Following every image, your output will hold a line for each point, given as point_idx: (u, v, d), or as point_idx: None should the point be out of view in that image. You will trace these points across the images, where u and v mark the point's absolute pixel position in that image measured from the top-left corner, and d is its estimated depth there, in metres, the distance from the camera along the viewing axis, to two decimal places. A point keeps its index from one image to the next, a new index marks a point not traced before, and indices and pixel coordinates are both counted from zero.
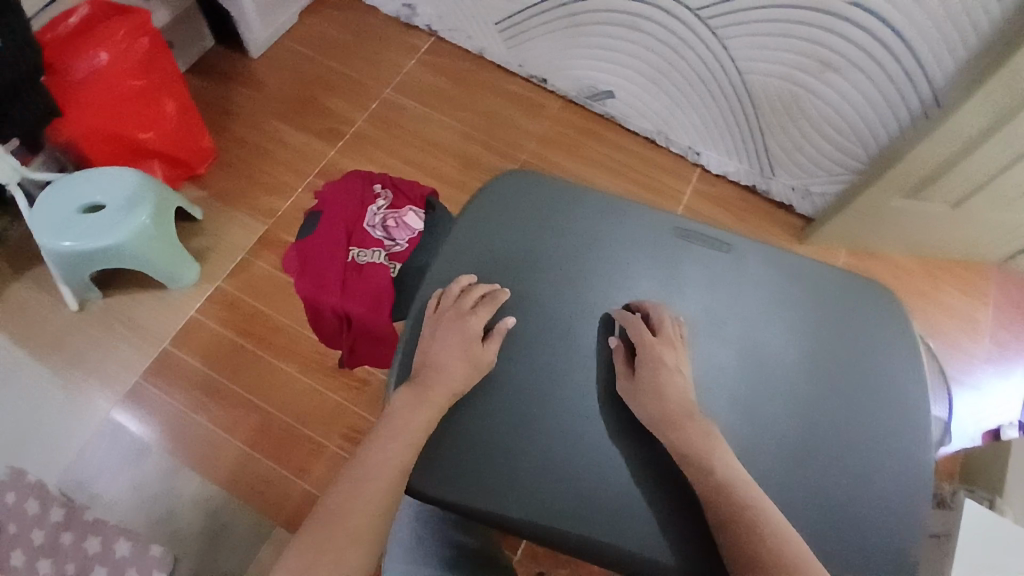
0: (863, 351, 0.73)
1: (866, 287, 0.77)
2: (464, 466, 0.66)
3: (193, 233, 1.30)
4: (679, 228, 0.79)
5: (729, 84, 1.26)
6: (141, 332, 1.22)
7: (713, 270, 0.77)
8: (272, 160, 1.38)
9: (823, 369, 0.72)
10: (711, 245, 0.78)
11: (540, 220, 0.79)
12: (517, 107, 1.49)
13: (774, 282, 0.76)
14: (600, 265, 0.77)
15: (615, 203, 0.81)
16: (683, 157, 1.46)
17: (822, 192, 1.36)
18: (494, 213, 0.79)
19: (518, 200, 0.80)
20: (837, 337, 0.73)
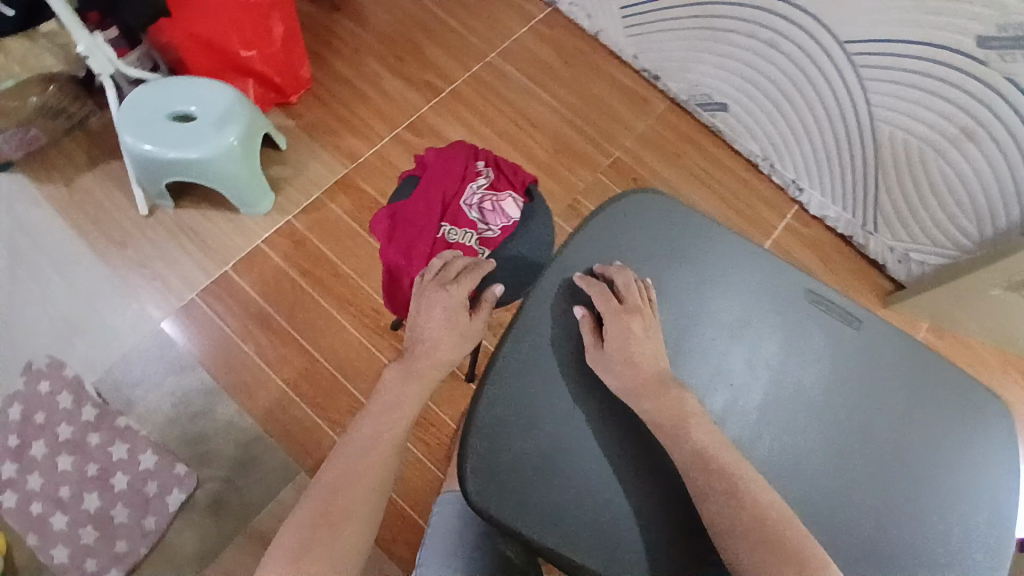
0: (961, 465, 0.67)
1: (980, 397, 0.71)
2: (519, 483, 0.61)
3: (274, 161, 1.28)
4: (811, 292, 0.72)
5: (853, 127, 1.18)
6: (204, 250, 1.21)
7: (836, 345, 0.70)
8: (365, 103, 1.35)
9: (919, 479, 0.66)
10: (845, 320, 0.71)
11: (669, 249, 0.72)
12: (621, 99, 1.43)
13: (894, 373, 0.70)
14: (720, 312, 0.70)
15: (744, 246, 0.74)
16: (783, 189, 1.39)
17: (921, 260, 1.28)
18: (615, 229, 0.72)
19: (652, 222, 0.73)
20: (939, 446, 0.68)
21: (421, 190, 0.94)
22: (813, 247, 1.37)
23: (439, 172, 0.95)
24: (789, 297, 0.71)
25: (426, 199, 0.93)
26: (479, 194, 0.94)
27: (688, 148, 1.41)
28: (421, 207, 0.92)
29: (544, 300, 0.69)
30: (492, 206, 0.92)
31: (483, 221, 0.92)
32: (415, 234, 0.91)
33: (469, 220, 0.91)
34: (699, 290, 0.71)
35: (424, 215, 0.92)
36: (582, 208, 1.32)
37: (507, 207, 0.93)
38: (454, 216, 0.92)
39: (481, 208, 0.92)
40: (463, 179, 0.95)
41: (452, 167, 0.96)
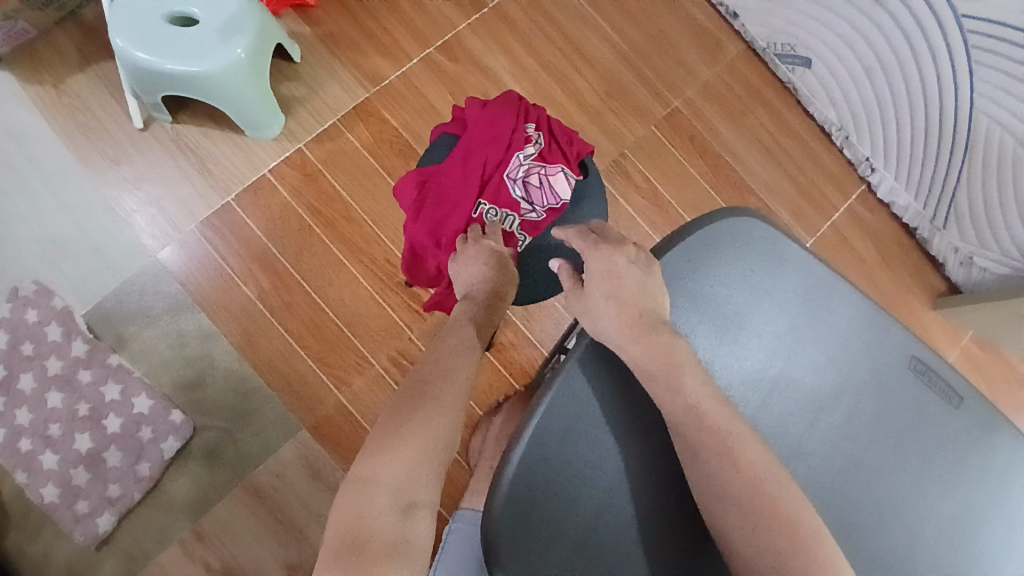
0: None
1: None
2: (545, 514, 0.54)
3: (285, 76, 1.10)
4: (919, 362, 0.62)
5: (947, 115, 1.02)
6: (204, 174, 1.08)
7: (930, 419, 0.62)
8: (395, 13, 1.15)
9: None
10: (945, 396, 0.62)
11: (770, 281, 0.62)
12: (689, 38, 1.24)
13: (981, 459, 0.62)
14: (810, 359, 0.62)
15: (848, 293, 0.63)
16: (852, 165, 1.24)
17: (985, 267, 1.17)
18: (708, 262, 0.61)
19: (759, 248, 0.62)
20: (1007, 544, 0.61)
21: (458, 154, 0.82)
22: (874, 236, 1.23)
23: (481, 134, 0.82)
24: (892, 366, 0.62)
25: (464, 170, 0.82)
26: (525, 165, 0.82)
27: (756, 105, 1.24)
28: (458, 176, 0.81)
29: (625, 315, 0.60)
30: (539, 183, 0.82)
31: (527, 199, 0.82)
32: (449, 209, 0.81)
33: (510, 197, 0.82)
34: (790, 349, 0.62)
35: (461, 187, 0.81)
36: (628, 165, 1.17)
37: (557, 186, 0.82)
38: (493, 191, 0.82)
39: (526, 183, 0.82)
40: (508, 147, 0.83)
41: (495, 126, 0.83)
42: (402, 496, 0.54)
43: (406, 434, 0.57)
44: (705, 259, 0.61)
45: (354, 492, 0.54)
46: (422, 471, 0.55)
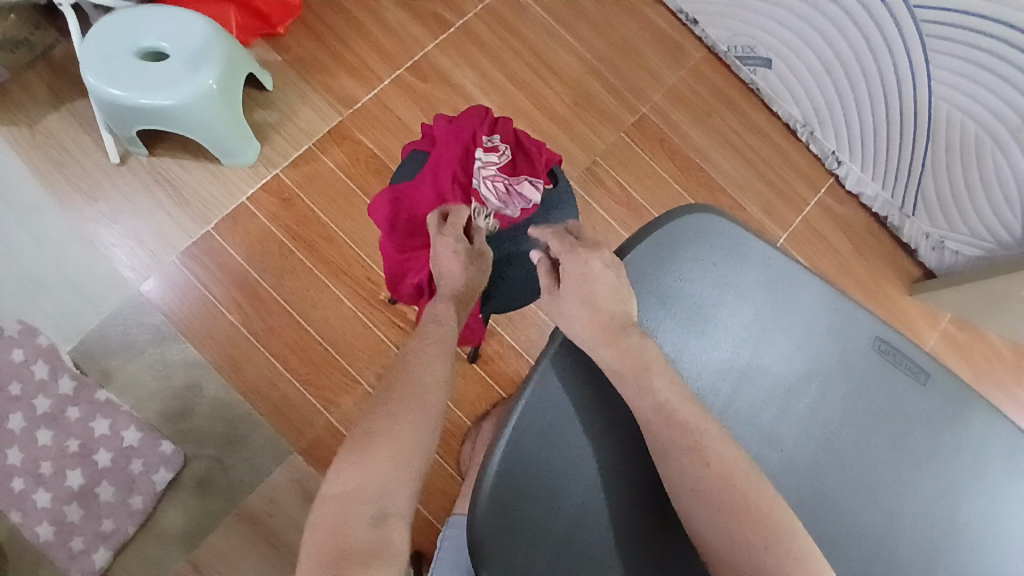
0: (1002, 542, 0.62)
1: None
2: (525, 515, 0.55)
3: (258, 104, 1.12)
4: (887, 343, 0.64)
5: (907, 104, 1.05)
6: (183, 204, 1.09)
7: (896, 397, 0.63)
8: (362, 36, 1.17)
9: (948, 558, 0.60)
10: (910, 372, 0.63)
11: (730, 274, 0.63)
12: (653, 45, 1.27)
13: (950, 431, 0.63)
14: (777, 347, 0.63)
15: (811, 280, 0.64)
16: (819, 158, 1.27)
17: (956, 250, 1.18)
18: (675, 258, 0.63)
19: (716, 242, 0.63)
20: (984, 514, 0.62)
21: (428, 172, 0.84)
22: (847, 226, 1.26)
23: (448, 146, 0.85)
24: (857, 348, 0.64)
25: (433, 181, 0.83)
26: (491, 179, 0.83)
27: (722, 106, 1.27)
28: (430, 194, 0.83)
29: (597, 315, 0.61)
30: (507, 190, 0.83)
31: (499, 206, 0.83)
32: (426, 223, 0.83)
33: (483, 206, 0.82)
34: (756, 338, 0.63)
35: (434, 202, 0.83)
36: (600, 171, 1.19)
37: (525, 190, 0.83)
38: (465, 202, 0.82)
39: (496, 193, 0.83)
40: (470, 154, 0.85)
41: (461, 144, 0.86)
42: (376, 505, 0.54)
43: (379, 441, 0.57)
44: (671, 257, 0.63)
45: (329, 504, 0.54)
46: (392, 481, 0.55)
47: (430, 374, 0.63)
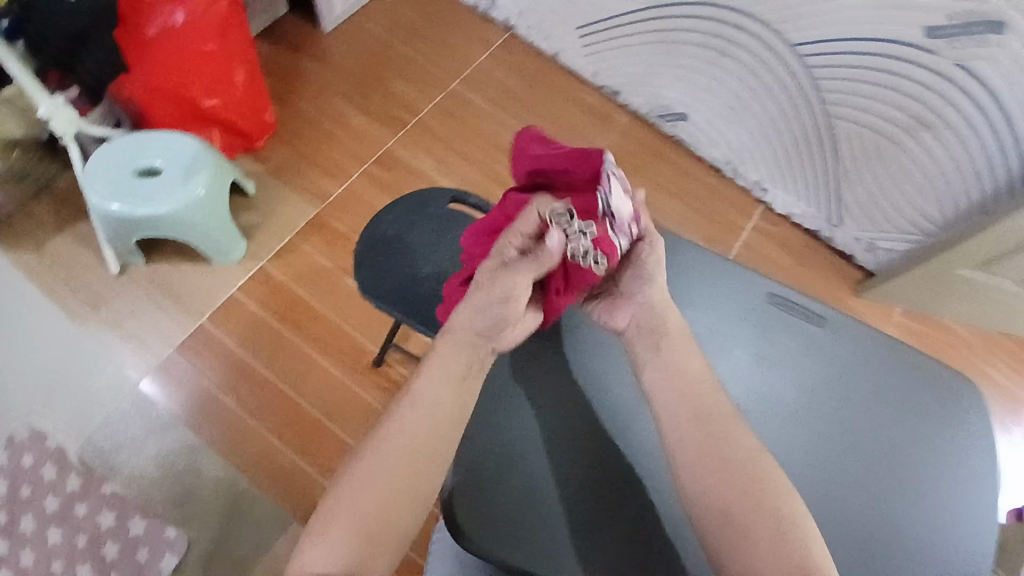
0: (930, 439, 0.68)
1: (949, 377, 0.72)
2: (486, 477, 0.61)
3: (243, 207, 1.26)
4: (773, 295, 0.74)
5: (810, 124, 1.24)
6: (179, 303, 1.20)
7: (804, 341, 0.72)
8: (330, 140, 1.33)
9: (887, 471, 0.67)
10: (807, 317, 0.73)
11: None
12: (587, 118, 1.46)
13: (861, 363, 0.71)
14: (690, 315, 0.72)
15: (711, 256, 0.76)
16: (748, 192, 1.43)
17: (889, 247, 1.31)
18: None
19: None
20: (915, 429, 0.69)
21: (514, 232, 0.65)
22: (786, 246, 1.39)
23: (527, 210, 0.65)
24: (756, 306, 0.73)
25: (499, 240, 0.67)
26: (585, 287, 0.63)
27: (653, 160, 1.44)
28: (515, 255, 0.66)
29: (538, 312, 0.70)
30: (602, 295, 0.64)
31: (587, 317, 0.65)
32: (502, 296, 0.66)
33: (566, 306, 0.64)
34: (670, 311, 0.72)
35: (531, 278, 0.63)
36: None
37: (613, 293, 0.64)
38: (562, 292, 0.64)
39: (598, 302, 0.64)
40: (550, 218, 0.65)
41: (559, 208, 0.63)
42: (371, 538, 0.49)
43: (380, 476, 0.51)
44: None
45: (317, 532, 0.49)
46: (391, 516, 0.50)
47: (436, 393, 0.55)
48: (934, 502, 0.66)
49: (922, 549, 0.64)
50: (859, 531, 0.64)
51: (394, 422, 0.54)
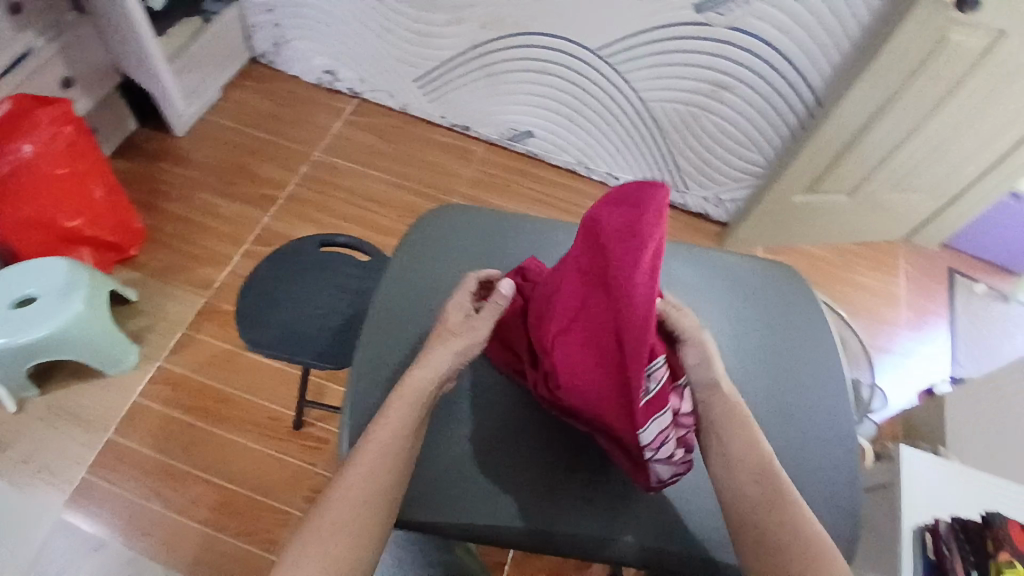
0: (760, 321, 0.86)
1: (769, 275, 0.90)
2: None
3: (129, 315, 1.27)
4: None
5: (635, 112, 1.41)
6: (83, 424, 1.18)
7: None
8: (206, 232, 1.37)
9: (739, 358, 0.82)
10: None
11: (480, 245, 0.84)
12: (446, 155, 1.57)
13: (693, 282, 0.88)
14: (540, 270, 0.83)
15: (548, 225, 0.88)
16: (604, 184, 1.58)
17: (732, 199, 1.50)
18: (423, 259, 0.82)
19: (456, 230, 0.84)
20: (751, 317, 0.86)
21: (588, 276, 0.65)
22: None
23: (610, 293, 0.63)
24: None
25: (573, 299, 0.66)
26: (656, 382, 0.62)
27: (515, 178, 1.57)
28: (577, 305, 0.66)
29: (406, 307, 0.78)
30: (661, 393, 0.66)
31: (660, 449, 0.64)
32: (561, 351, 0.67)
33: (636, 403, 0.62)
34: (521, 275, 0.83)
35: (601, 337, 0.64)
36: None
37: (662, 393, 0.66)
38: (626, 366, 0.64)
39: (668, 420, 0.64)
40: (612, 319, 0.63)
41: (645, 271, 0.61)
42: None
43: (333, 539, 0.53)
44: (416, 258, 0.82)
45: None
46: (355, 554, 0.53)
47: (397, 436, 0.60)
48: (805, 368, 0.83)
49: (790, 414, 0.80)
50: (755, 411, 0.79)
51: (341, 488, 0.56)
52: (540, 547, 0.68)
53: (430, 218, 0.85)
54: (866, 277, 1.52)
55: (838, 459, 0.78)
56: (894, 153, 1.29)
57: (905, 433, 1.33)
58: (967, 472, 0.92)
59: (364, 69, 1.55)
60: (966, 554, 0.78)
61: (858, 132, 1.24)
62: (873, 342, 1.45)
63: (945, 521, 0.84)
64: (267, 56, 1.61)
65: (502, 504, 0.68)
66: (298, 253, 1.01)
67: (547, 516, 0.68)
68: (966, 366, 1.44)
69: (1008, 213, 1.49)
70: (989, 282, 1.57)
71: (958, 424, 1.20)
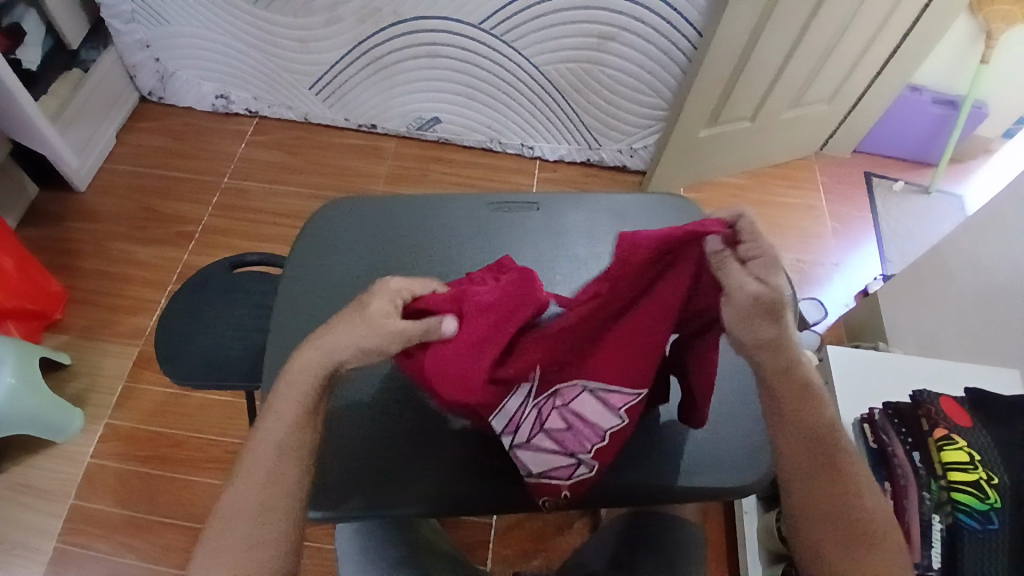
0: None
1: (660, 201, 0.90)
2: (338, 470, 0.67)
3: (66, 380, 1.25)
4: (490, 203, 0.87)
5: (532, 79, 1.40)
6: (40, 496, 1.15)
7: (530, 229, 0.86)
8: (127, 282, 1.36)
9: None
10: (522, 209, 0.87)
11: (370, 234, 0.84)
12: (358, 156, 1.57)
13: (587, 222, 0.87)
14: (437, 248, 0.84)
15: (437, 199, 0.87)
16: (520, 155, 1.59)
17: (644, 145, 1.52)
18: (309, 263, 0.82)
19: (345, 226, 0.84)
20: None
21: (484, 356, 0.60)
22: (571, 183, 1.56)
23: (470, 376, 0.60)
24: (483, 217, 0.86)
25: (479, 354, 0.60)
26: (532, 408, 0.64)
27: (431, 165, 1.56)
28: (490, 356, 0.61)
29: (307, 316, 0.78)
30: (566, 426, 0.64)
31: (548, 462, 0.65)
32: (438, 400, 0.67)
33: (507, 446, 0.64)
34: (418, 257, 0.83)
35: (614, 351, 0.62)
36: None
37: (590, 413, 0.64)
38: (554, 378, 0.63)
39: (540, 427, 0.64)
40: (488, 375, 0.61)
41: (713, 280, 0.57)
42: None
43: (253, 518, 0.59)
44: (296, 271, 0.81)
45: None
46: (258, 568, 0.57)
47: (270, 444, 0.59)
48: None
49: None
50: None
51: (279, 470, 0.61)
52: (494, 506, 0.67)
53: (314, 221, 0.85)
54: (786, 194, 1.56)
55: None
56: (783, 67, 1.33)
57: (849, 335, 1.37)
58: (895, 357, 0.95)
59: (255, 87, 1.53)
60: (903, 437, 0.79)
61: (743, 54, 1.26)
62: (807, 257, 1.48)
63: (879, 409, 0.85)
64: (155, 94, 1.58)
65: (430, 474, 0.67)
66: (209, 285, 1.02)
67: (494, 477, 0.68)
68: (896, 261, 1.48)
69: (910, 106, 1.53)
70: (906, 178, 1.61)
71: (891, 317, 1.25)
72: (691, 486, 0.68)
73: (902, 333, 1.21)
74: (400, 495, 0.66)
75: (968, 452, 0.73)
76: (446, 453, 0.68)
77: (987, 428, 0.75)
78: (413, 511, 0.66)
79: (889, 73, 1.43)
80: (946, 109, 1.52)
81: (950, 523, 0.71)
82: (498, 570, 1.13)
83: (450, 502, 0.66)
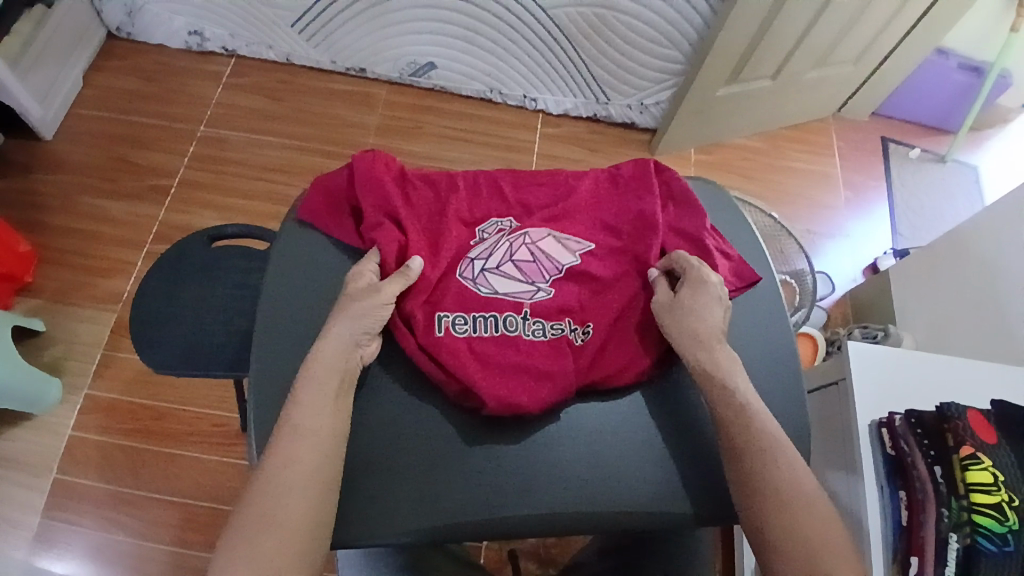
0: None
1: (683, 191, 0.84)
2: (346, 500, 0.62)
3: (39, 347, 1.18)
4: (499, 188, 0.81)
5: (539, 25, 1.28)
6: (21, 469, 1.11)
7: None
8: (100, 240, 1.27)
9: None
10: None
11: None
12: (346, 104, 1.45)
13: None
14: None
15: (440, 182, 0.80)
16: (522, 107, 1.48)
17: (655, 102, 1.42)
18: (302, 257, 0.75)
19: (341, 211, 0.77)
20: None
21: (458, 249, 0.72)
22: (573, 140, 1.46)
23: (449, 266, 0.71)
24: None
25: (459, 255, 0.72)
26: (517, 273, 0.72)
27: (426, 116, 1.45)
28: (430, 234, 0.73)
29: (303, 316, 0.72)
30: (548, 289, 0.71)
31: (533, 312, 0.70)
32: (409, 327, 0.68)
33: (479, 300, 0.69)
34: None
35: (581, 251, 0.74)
36: None
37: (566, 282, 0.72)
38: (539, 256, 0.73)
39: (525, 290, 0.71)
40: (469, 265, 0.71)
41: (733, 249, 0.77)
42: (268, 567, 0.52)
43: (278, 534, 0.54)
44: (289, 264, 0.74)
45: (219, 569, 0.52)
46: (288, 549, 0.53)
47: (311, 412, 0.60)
48: None
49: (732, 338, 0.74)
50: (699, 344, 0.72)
51: (276, 454, 0.57)
52: (513, 534, 0.62)
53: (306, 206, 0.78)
54: (800, 159, 1.49)
55: (785, 371, 0.74)
56: (812, 27, 1.23)
57: (855, 312, 1.34)
58: (913, 353, 0.91)
59: (232, 23, 1.38)
60: (926, 450, 0.76)
61: (772, 11, 1.16)
62: (816, 227, 1.43)
63: (899, 414, 0.82)
64: (123, 29, 1.43)
65: (438, 499, 0.62)
66: (189, 261, 0.94)
67: (512, 505, 0.62)
68: (907, 234, 1.44)
69: (935, 70, 1.44)
70: (923, 145, 1.54)
71: (902, 299, 1.21)
72: (707, 516, 0.63)
73: (912, 318, 1.18)
74: (415, 523, 0.61)
75: (992, 472, 0.71)
76: (453, 468, 0.63)
77: (1012, 449, 0.73)
78: (433, 540, 0.61)
79: (919, 35, 1.34)
80: (972, 75, 1.44)
81: (969, 545, 0.70)
82: (493, 548, 1.11)
83: (470, 531, 0.61)
